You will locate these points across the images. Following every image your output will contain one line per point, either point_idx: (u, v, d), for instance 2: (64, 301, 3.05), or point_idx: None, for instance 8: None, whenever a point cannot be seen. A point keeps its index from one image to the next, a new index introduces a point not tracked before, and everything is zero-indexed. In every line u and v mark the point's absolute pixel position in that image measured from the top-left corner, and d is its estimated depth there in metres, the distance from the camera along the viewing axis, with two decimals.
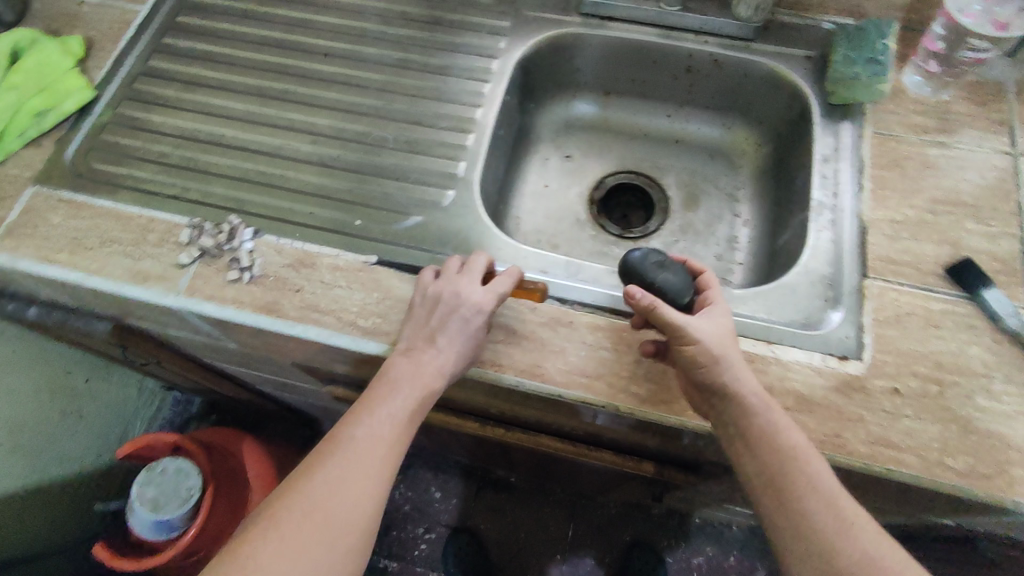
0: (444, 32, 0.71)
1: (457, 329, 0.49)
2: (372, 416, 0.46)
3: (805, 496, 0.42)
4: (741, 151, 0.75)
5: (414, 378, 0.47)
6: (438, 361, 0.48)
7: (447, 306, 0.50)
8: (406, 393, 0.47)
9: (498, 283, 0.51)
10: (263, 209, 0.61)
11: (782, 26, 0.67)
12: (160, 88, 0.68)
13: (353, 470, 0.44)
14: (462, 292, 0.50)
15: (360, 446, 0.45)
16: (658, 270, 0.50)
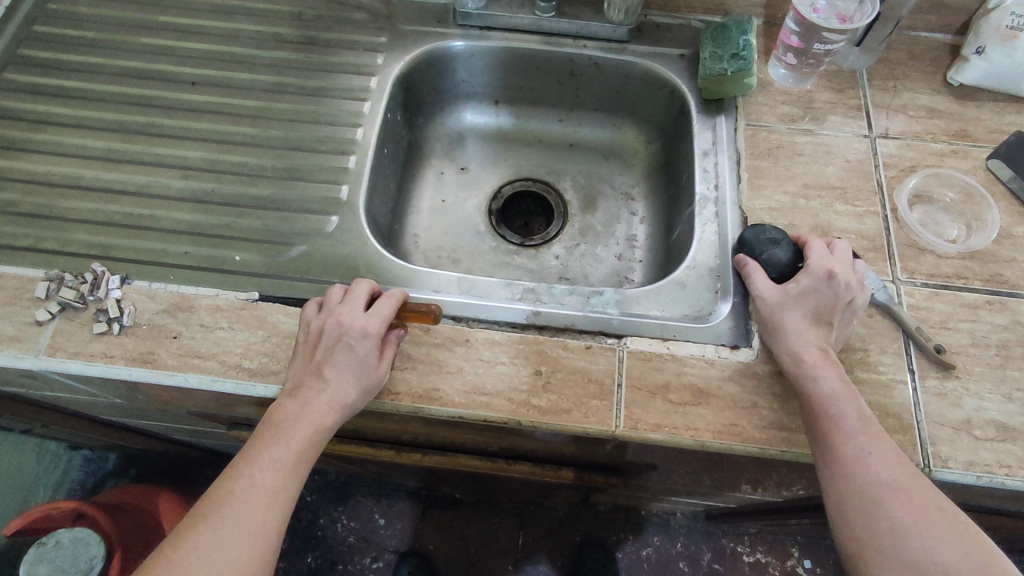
0: (319, 52, 0.68)
1: (343, 360, 0.47)
2: (254, 469, 0.44)
3: (831, 431, 0.44)
4: (632, 150, 0.76)
5: (299, 421, 0.45)
6: (323, 399, 0.46)
7: (330, 338, 0.48)
8: (288, 440, 0.45)
9: (381, 305, 0.49)
10: (131, 253, 0.56)
11: (655, 27, 0.69)
12: (4, 130, 0.62)
13: (233, 533, 0.42)
14: (344, 321, 0.48)
15: (240, 505, 0.43)
16: (769, 245, 0.53)
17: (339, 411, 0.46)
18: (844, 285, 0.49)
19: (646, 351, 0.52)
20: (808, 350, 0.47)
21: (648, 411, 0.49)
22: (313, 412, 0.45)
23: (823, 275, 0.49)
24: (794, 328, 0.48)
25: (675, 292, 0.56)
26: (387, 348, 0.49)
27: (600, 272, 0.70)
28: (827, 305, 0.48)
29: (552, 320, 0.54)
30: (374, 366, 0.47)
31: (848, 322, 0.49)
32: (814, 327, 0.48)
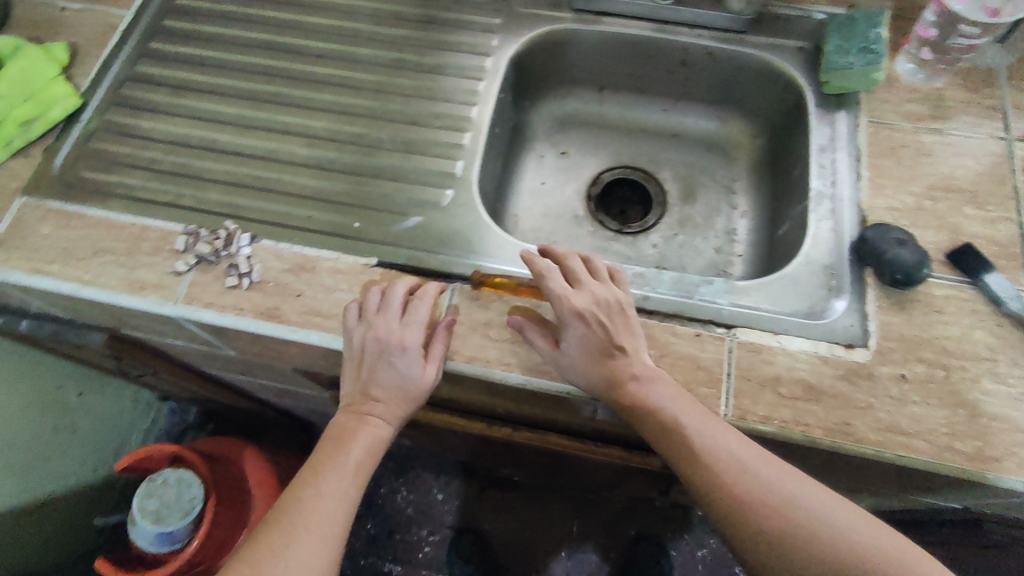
0: (436, 31, 0.70)
1: (392, 372, 0.50)
2: (325, 482, 0.48)
3: (746, 489, 0.44)
4: (736, 144, 0.75)
5: (361, 434, 0.49)
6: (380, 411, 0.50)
7: (372, 352, 0.50)
8: (355, 452, 0.49)
9: (420, 315, 0.51)
10: (258, 213, 0.60)
11: (775, 18, 0.67)
12: (149, 94, 0.67)
13: (305, 536, 0.45)
14: (380, 335, 0.50)
15: (317, 516, 0.46)
16: (895, 245, 0.52)
17: (395, 419, 0.50)
18: (573, 322, 0.49)
19: (758, 343, 0.51)
20: (655, 395, 0.47)
21: (757, 403, 0.49)
22: (371, 423, 0.50)
23: (565, 320, 0.49)
24: (607, 369, 0.49)
25: (786, 287, 0.55)
26: (435, 351, 0.51)
27: (698, 264, 0.70)
28: (576, 349, 0.49)
29: (660, 305, 0.54)
30: (419, 373, 0.50)
31: (634, 332, 0.50)
32: (587, 371, 0.49)
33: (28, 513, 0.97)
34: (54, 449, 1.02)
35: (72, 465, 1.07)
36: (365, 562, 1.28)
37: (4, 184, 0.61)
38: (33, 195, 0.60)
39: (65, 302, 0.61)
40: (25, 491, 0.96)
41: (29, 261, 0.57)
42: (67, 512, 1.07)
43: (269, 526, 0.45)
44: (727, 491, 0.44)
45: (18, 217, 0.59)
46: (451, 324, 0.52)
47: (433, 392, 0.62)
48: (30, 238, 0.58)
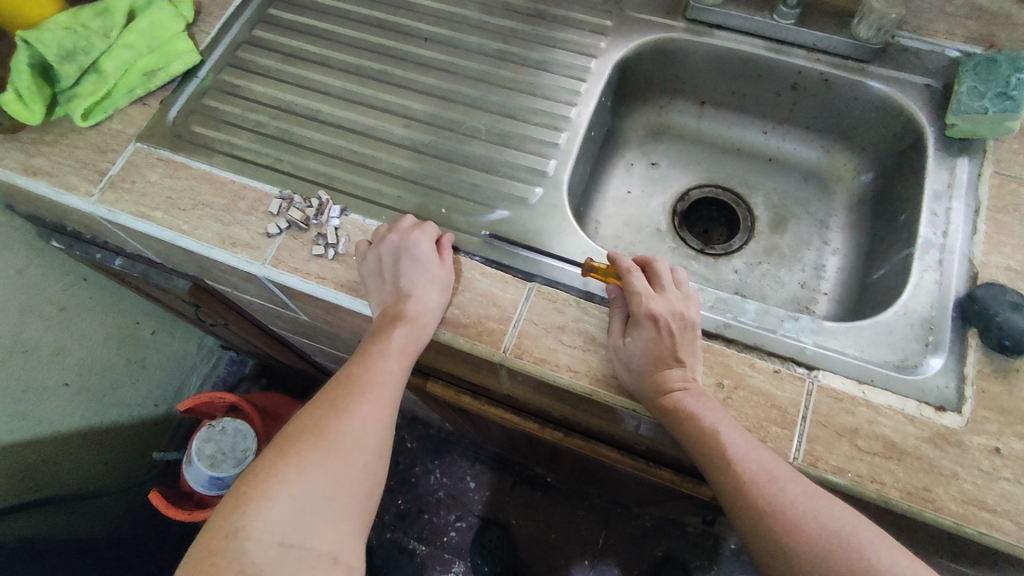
0: (544, 26, 0.70)
1: (418, 273, 0.52)
2: (378, 368, 0.50)
3: (795, 527, 0.41)
4: (838, 177, 0.71)
5: (407, 324, 0.51)
6: (421, 300, 0.52)
7: (392, 258, 0.53)
8: (402, 342, 0.51)
9: (428, 229, 0.55)
10: (351, 187, 0.61)
11: (902, 50, 0.64)
12: (262, 59, 0.70)
13: (361, 406, 0.48)
14: (396, 243, 0.54)
15: (373, 397, 0.49)
16: (1008, 309, 0.48)
17: (436, 310, 0.52)
18: (641, 322, 0.49)
19: (839, 390, 0.49)
20: (698, 407, 0.46)
21: (832, 452, 0.47)
22: (412, 316, 0.51)
23: (638, 320, 0.49)
24: (654, 376, 0.48)
25: (879, 336, 0.52)
26: (448, 256, 0.55)
27: (780, 297, 0.67)
28: (636, 349, 0.48)
29: (740, 335, 0.52)
30: (435, 264, 0.53)
31: (695, 353, 0.49)
32: (635, 369, 0.48)
33: (91, 435, 1.03)
34: (122, 378, 1.09)
35: (136, 396, 1.13)
36: (391, 536, 1.30)
37: (121, 129, 0.65)
38: (146, 142, 0.64)
39: (161, 247, 0.65)
40: (92, 417, 1.03)
41: (134, 204, 0.60)
42: (128, 441, 1.13)
43: (327, 402, 0.48)
44: (760, 513, 0.42)
45: (129, 161, 0.63)
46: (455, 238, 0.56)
47: (492, 385, 0.62)
48: (138, 182, 0.61)
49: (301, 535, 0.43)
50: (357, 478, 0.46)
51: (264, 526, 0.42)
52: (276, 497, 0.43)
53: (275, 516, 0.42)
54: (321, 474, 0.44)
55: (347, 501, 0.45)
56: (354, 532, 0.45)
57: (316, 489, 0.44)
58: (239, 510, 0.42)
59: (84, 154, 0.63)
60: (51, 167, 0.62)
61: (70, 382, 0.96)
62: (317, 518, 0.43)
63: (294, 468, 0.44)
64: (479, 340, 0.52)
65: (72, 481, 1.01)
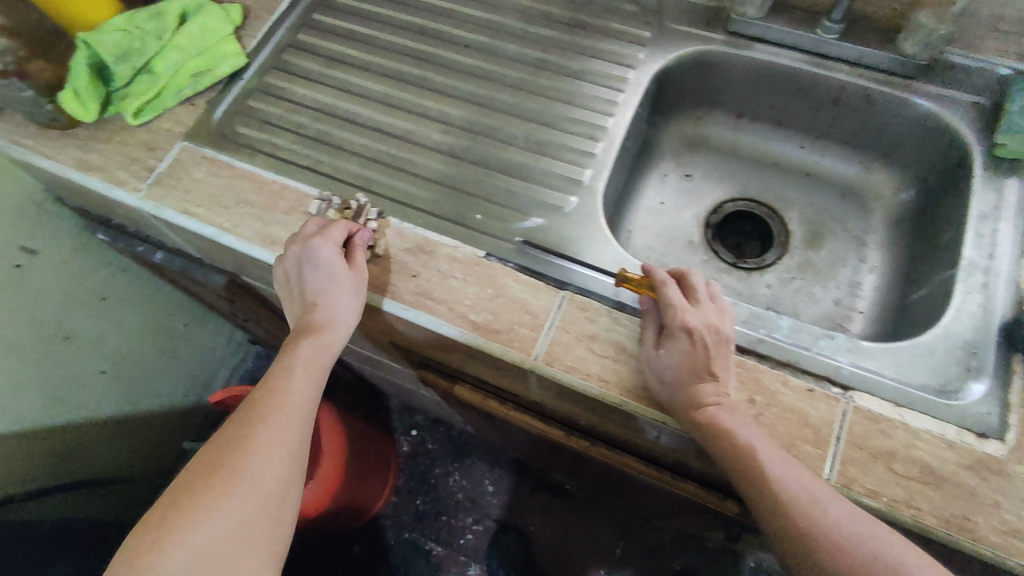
0: (584, 36, 0.70)
1: (323, 280, 0.53)
2: (284, 389, 0.50)
3: (836, 549, 0.40)
4: (877, 194, 0.70)
5: (311, 338, 0.52)
6: (325, 312, 0.53)
7: (299, 269, 0.54)
8: (306, 359, 0.52)
9: (334, 233, 0.55)
10: (389, 190, 0.62)
11: (949, 67, 0.62)
12: (306, 62, 0.72)
13: (272, 427, 0.48)
14: (299, 252, 0.54)
15: (285, 415, 0.49)
16: None
17: (344, 317, 0.53)
18: (674, 335, 0.49)
19: (875, 412, 0.48)
20: (733, 423, 0.46)
21: (867, 474, 0.46)
22: (320, 326, 0.52)
23: (672, 332, 0.49)
24: (688, 392, 0.47)
25: (918, 358, 0.51)
26: (358, 259, 0.55)
27: (813, 313, 0.66)
28: (671, 362, 0.48)
29: (774, 351, 0.52)
30: (342, 269, 0.53)
31: (729, 367, 0.49)
32: (668, 382, 0.48)
33: (124, 422, 1.06)
34: (156, 369, 1.12)
35: (167, 386, 1.16)
36: (409, 536, 1.31)
37: (168, 127, 0.67)
38: (192, 141, 0.66)
39: (202, 242, 0.67)
40: (125, 405, 1.06)
41: (179, 201, 0.62)
42: (158, 430, 1.16)
43: (232, 430, 0.48)
44: (800, 534, 0.42)
45: (176, 158, 0.64)
46: (368, 234, 0.57)
47: (520, 391, 0.62)
48: (184, 179, 0.63)
49: (207, 570, 0.42)
50: (272, 500, 0.46)
51: (165, 564, 0.41)
52: (176, 533, 0.42)
53: (179, 553, 0.42)
54: (225, 504, 0.44)
55: (255, 529, 0.45)
56: (266, 559, 0.45)
57: (219, 521, 0.43)
58: (141, 549, 0.42)
59: (133, 151, 0.65)
60: (102, 163, 0.64)
61: (107, 370, 0.99)
62: (224, 551, 0.43)
63: (196, 501, 0.44)
64: (510, 347, 0.53)
65: (105, 467, 1.04)
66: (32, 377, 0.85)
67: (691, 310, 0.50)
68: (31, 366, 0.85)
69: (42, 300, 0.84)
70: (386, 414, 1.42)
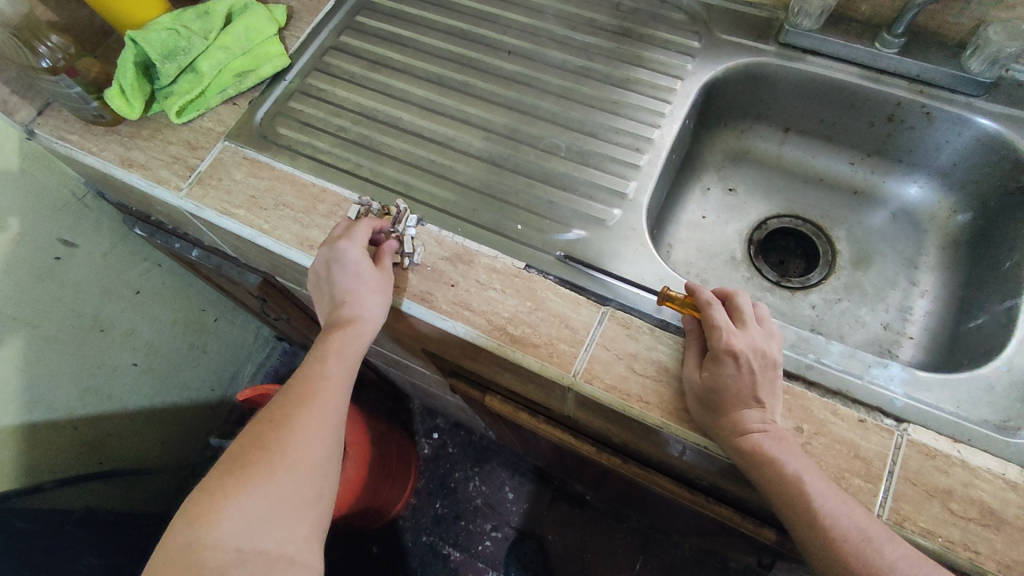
0: (630, 44, 0.69)
1: (349, 280, 0.52)
2: (323, 374, 0.50)
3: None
4: (931, 216, 0.67)
5: (343, 329, 0.51)
6: (356, 307, 0.52)
7: (326, 269, 0.53)
8: (340, 346, 0.51)
9: (359, 234, 0.54)
10: (428, 197, 0.61)
11: (1015, 85, 0.60)
12: (347, 64, 0.71)
13: (309, 409, 0.48)
14: (326, 254, 0.53)
15: (321, 398, 0.49)
16: None
17: (373, 312, 0.52)
18: (718, 357, 0.47)
19: (932, 447, 0.46)
20: (782, 454, 0.44)
21: (922, 513, 0.44)
22: (348, 319, 0.51)
23: (718, 356, 0.47)
24: (736, 416, 0.45)
25: (978, 391, 0.48)
26: (385, 260, 0.54)
27: (860, 337, 0.64)
28: (716, 387, 0.46)
29: (825, 378, 0.50)
30: (369, 268, 0.52)
31: (775, 394, 0.47)
32: (713, 407, 0.46)
33: (152, 414, 1.07)
34: (185, 363, 1.13)
35: (195, 380, 1.17)
36: (427, 539, 1.31)
37: (211, 127, 0.67)
38: (233, 141, 0.66)
39: (239, 243, 0.67)
40: (155, 397, 1.07)
41: (219, 201, 0.62)
42: (185, 422, 1.17)
43: (274, 411, 0.48)
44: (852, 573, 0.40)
45: (217, 158, 0.65)
46: (395, 243, 0.55)
47: (553, 406, 0.61)
48: (224, 180, 0.63)
49: (256, 541, 0.42)
50: (311, 478, 0.46)
51: (217, 534, 0.42)
52: (227, 507, 0.42)
53: (231, 524, 0.42)
54: (267, 480, 0.44)
55: (301, 504, 0.45)
56: (312, 533, 0.45)
57: (263, 495, 0.43)
58: (192, 522, 0.42)
59: (175, 150, 0.65)
60: (144, 161, 0.65)
61: (139, 363, 1.01)
62: (270, 523, 0.43)
63: (240, 476, 0.44)
64: (549, 362, 0.51)
65: (133, 457, 1.05)
66: (68, 368, 0.87)
67: (739, 332, 0.48)
68: (67, 357, 0.86)
69: (79, 292, 0.85)
70: (408, 416, 1.42)
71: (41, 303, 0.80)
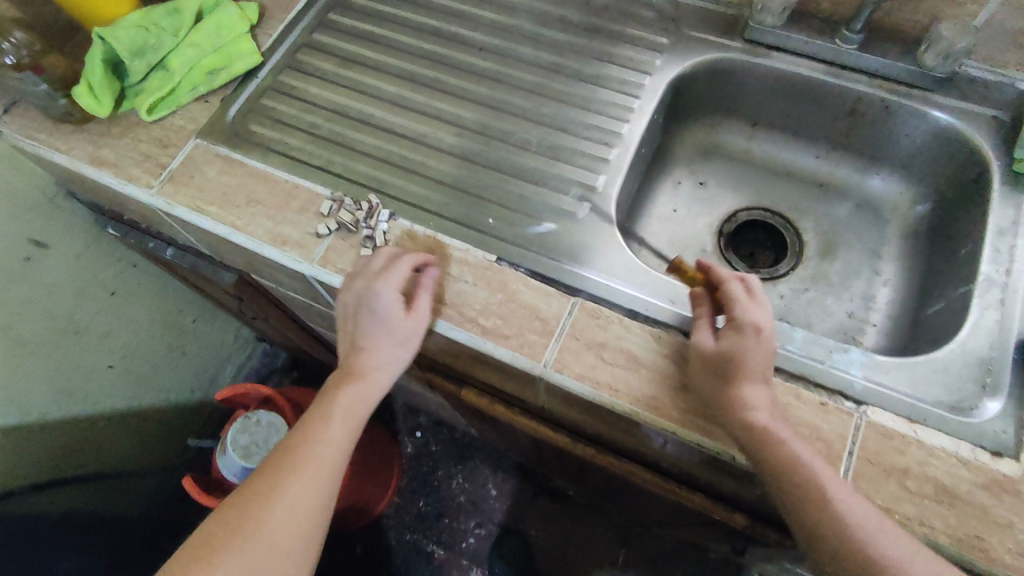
0: (600, 41, 0.70)
1: (376, 322, 0.52)
2: (322, 438, 0.50)
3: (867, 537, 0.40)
4: (893, 207, 0.69)
5: (353, 387, 0.52)
6: (371, 360, 0.52)
7: (355, 306, 0.53)
8: (346, 409, 0.51)
9: (394, 274, 0.53)
10: (401, 192, 0.61)
11: (969, 80, 0.62)
12: (320, 61, 0.72)
13: (298, 479, 0.47)
14: (360, 290, 0.53)
15: (313, 467, 0.48)
16: None
17: (390, 367, 0.53)
18: (739, 330, 0.48)
19: (889, 428, 0.48)
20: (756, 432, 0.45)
21: (880, 491, 0.45)
22: (363, 373, 0.52)
23: (743, 328, 0.48)
24: (749, 385, 0.46)
25: (933, 374, 0.50)
26: (420, 302, 0.53)
27: (826, 326, 0.65)
28: (736, 357, 0.47)
29: (788, 363, 0.51)
30: (399, 317, 0.52)
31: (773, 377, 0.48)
32: (728, 374, 0.47)
33: (130, 417, 1.07)
34: (163, 364, 1.12)
35: (174, 383, 1.16)
36: (410, 537, 1.31)
37: (182, 124, 0.67)
38: (205, 138, 0.66)
39: (212, 240, 0.67)
40: (132, 399, 1.06)
41: (191, 199, 0.62)
42: (164, 424, 1.16)
43: (263, 478, 0.47)
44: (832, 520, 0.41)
45: (189, 156, 0.65)
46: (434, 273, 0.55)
47: (528, 397, 0.62)
48: (196, 177, 0.63)
49: None
50: (289, 558, 0.45)
51: None
52: None
53: None
54: (242, 562, 0.43)
55: None
56: None
57: None
58: None
59: (146, 147, 0.65)
60: (115, 159, 0.64)
61: (115, 365, 1.00)
62: None
63: (217, 556, 0.43)
64: (520, 353, 0.52)
65: (110, 461, 1.03)
66: (42, 370, 0.86)
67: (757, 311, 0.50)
68: (41, 359, 0.85)
69: (52, 293, 0.85)
70: (390, 415, 1.42)
71: (14, 305, 0.79)
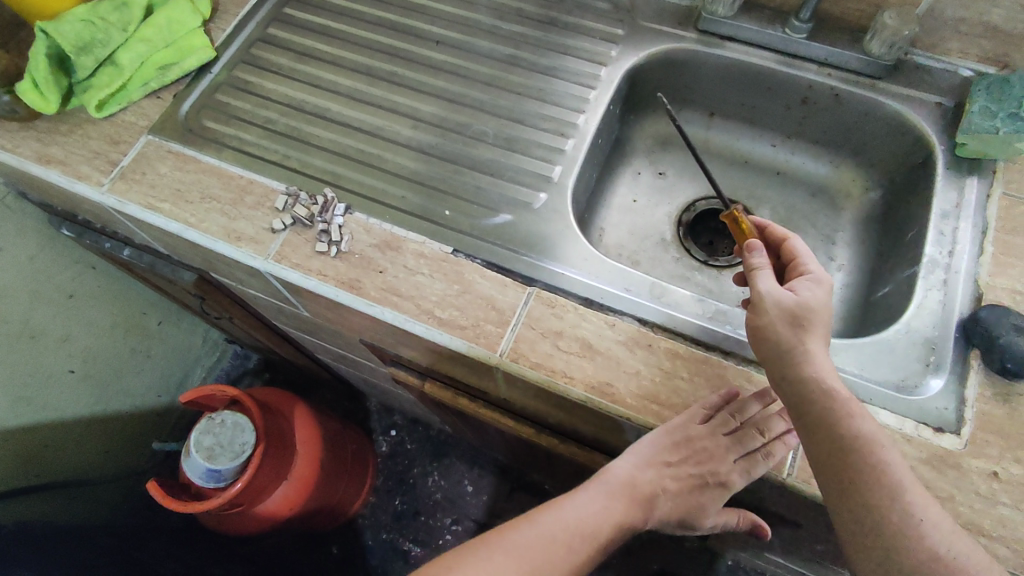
0: (556, 33, 0.70)
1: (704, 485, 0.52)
2: (536, 535, 0.45)
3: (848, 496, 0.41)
4: (847, 193, 0.71)
5: (593, 515, 0.48)
6: (656, 499, 0.51)
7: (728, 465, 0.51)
8: (567, 528, 0.46)
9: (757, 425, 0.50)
10: (358, 186, 0.61)
11: (914, 68, 0.64)
12: (275, 56, 0.71)
13: (497, 556, 0.43)
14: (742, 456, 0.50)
15: (515, 557, 0.43)
16: (1011, 331, 0.48)
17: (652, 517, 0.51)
18: (805, 283, 0.47)
19: None
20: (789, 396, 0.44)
21: None
22: (616, 498, 0.50)
23: (816, 280, 0.47)
24: (822, 339, 0.45)
25: (879, 353, 0.51)
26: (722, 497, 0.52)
27: None
28: (812, 309, 0.45)
29: (739, 347, 0.52)
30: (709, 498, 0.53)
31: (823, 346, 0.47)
32: (807, 326, 0.45)
33: (94, 422, 1.05)
34: (128, 368, 1.10)
35: (139, 386, 1.14)
36: (387, 536, 1.30)
37: (134, 121, 0.65)
38: (158, 134, 0.65)
39: (167, 237, 0.65)
40: (96, 404, 1.04)
41: (143, 195, 0.61)
42: (131, 430, 1.14)
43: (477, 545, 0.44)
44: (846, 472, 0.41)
45: (141, 152, 0.63)
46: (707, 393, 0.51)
47: (490, 389, 0.62)
48: (148, 174, 0.62)
49: None
50: None
51: None
52: None
53: None
54: None
55: None
56: None
57: None
58: None
59: (97, 145, 0.64)
60: (64, 156, 0.63)
61: (76, 370, 0.98)
62: None
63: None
64: (476, 343, 0.52)
65: (75, 468, 1.01)
66: None
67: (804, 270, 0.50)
68: None
69: (7, 297, 0.83)
70: (363, 414, 1.41)
71: None
